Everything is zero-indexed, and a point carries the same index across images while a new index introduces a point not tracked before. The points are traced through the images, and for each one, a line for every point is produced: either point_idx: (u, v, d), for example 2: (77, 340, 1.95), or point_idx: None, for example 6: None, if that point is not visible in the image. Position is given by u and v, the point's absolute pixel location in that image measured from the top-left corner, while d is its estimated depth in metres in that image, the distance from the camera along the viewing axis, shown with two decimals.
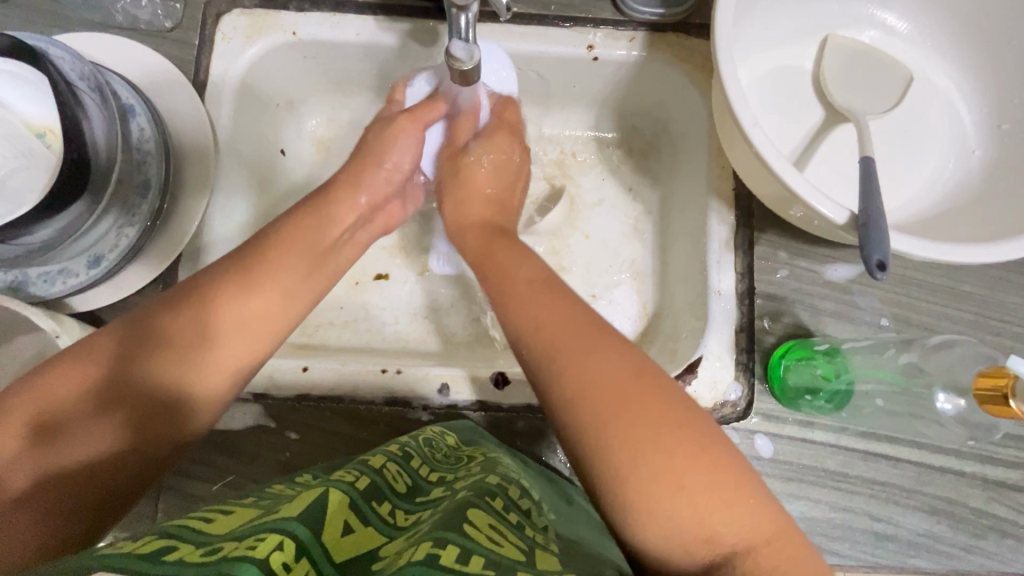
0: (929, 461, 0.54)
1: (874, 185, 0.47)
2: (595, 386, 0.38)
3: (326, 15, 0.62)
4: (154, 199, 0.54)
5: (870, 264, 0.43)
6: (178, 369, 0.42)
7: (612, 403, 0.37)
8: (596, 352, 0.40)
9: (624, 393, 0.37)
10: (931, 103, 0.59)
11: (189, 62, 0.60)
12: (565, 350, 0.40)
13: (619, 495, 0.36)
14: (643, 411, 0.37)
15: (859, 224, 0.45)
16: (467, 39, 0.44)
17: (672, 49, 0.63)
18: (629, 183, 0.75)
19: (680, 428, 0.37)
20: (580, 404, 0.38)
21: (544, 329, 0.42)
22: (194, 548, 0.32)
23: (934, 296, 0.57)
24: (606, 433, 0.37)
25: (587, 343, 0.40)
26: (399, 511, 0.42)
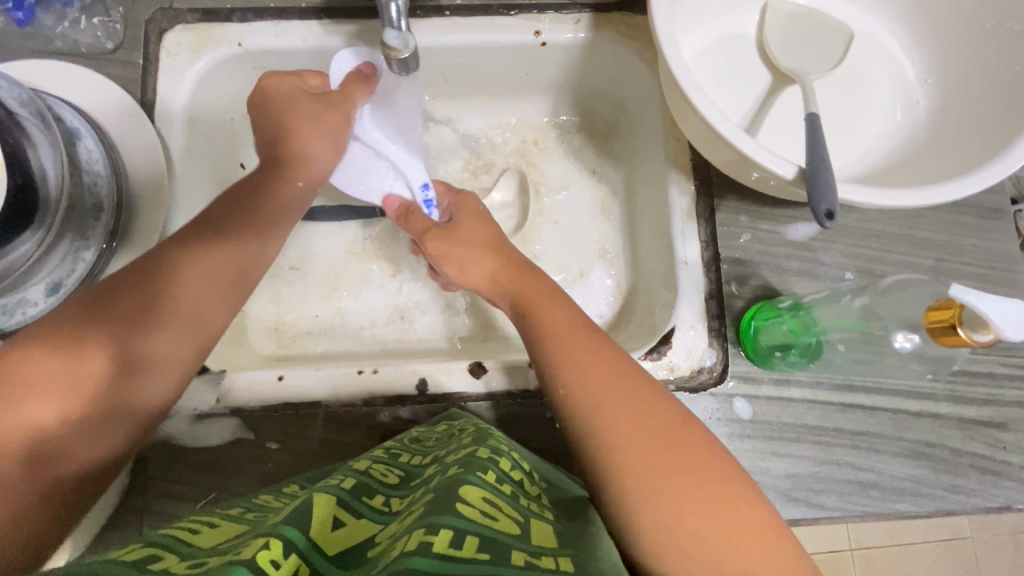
0: (904, 407, 0.56)
1: (821, 142, 0.48)
2: (648, 454, 0.41)
3: (271, 23, 0.62)
4: (108, 219, 0.53)
5: (819, 214, 0.44)
6: (166, 375, 0.47)
7: (666, 470, 0.40)
8: (648, 424, 0.43)
9: (667, 453, 0.41)
10: (874, 58, 0.61)
11: (135, 81, 0.60)
12: (618, 422, 0.43)
13: (666, 553, 0.39)
14: (686, 464, 0.41)
15: (806, 175, 0.46)
16: (400, 27, 0.45)
17: (618, 28, 0.64)
18: (592, 166, 0.76)
19: (719, 481, 0.40)
20: (624, 456, 0.41)
21: (602, 400, 0.44)
22: (180, 559, 0.32)
23: (895, 245, 0.59)
24: (658, 490, 0.40)
25: (641, 412, 0.43)
26: (393, 500, 0.42)
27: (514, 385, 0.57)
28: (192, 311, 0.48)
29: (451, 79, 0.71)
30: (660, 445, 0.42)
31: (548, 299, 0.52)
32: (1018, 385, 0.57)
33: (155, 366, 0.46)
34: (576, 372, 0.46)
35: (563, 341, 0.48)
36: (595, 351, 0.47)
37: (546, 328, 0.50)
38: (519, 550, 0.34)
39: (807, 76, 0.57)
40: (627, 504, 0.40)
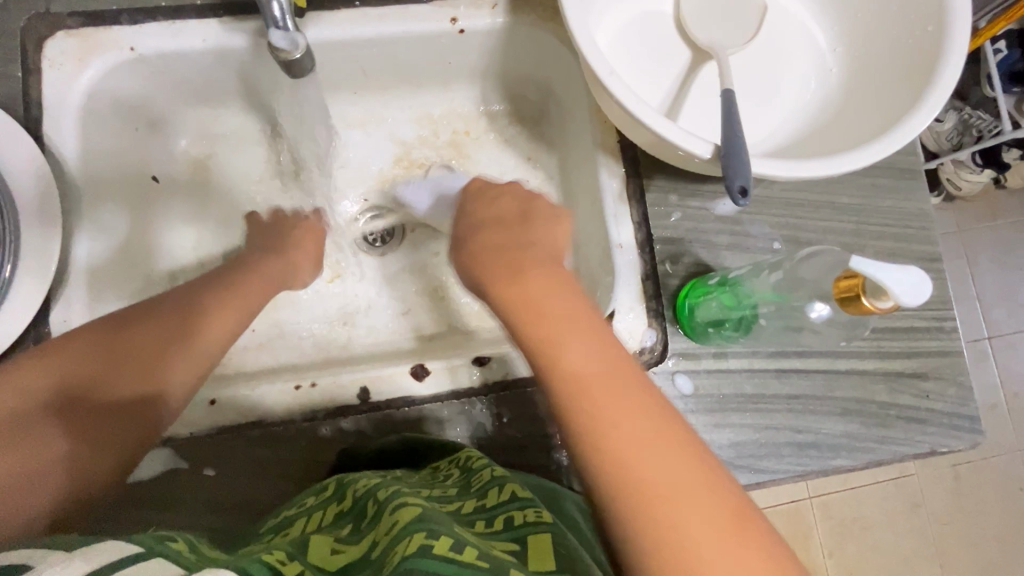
0: (834, 367, 0.58)
1: (735, 121, 0.48)
2: (640, 449, 0.36)
3: (164, 23, 0.58)
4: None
5: (734, 190, 0.44)
6: (157, 353, 0.48)
7: (663, 462, 0.36)
8: (633, 416, 0.38)
9: (637, 434, 0.37)
10: (788, 29, 0.62)
11: (16, 96, 0.55)
12: (607, 421, 0.37)
13: (665, 533, 0.34)
14: (656, 450, 0.36)
15: (722, 154, 0.46)
16: (287, 27, 0.42)
17: (536, 10, 0.62)
18: (526, 152, 0.75)
19: (695, 477, 0.35)
20: (590, 430, 0.37)
21: (588, 401, 0.38)
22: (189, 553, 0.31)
23: (818, 212, 0.60)
24: (623, 473, 0.36)
25: (622, 404, 0.38)
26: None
27: (459, 385, 0.56)
28: (184, 310, 0.51)
29: (370, 73, 0.68)
30: (630, 410, 0.38)
31: (541, 288, 0.45)
32: (936, 335, 0.60)
33: (145, 346, 0.48)
34: (563, 373, 0.40)
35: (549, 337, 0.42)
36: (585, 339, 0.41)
37: (536, 322, 0.43)
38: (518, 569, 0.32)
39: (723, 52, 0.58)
40: (634, 523, 0.34)
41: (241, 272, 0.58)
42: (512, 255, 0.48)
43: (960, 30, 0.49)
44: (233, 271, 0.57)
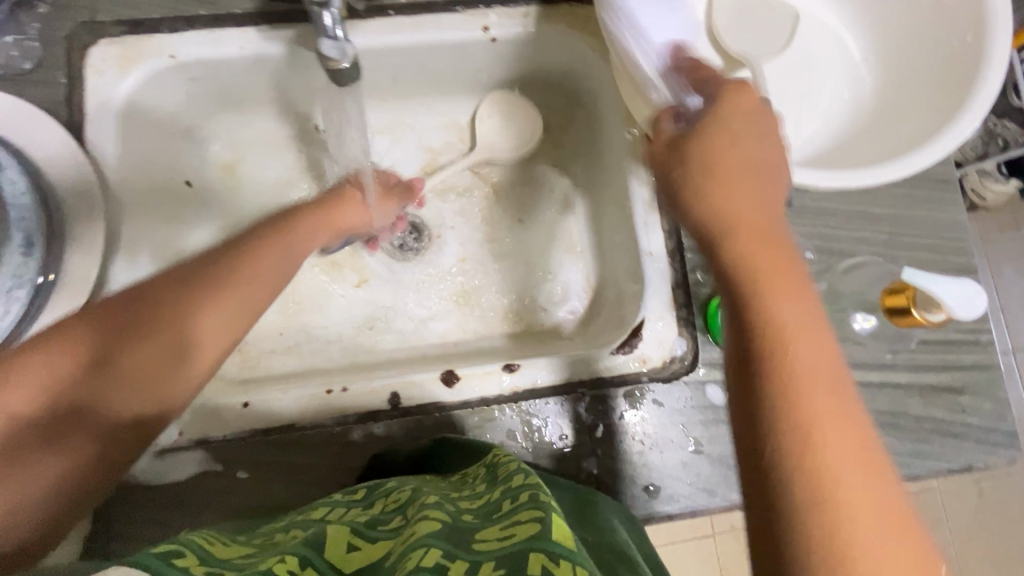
0: (867, 379, 0.57)
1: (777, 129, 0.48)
2: (847, 465, 0.30)
3: (204, 32, 0.59)
4: (39, 252, 0.50)
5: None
6: (157, 365, 0.43)
7: (855, 457, 0.30)
8: (840, 418, 0.31)
9: (827, 394, 0.31)
10: (821, 38, 0.61)
11: (60, 102, 0.56)
12: (816, 417, 0.31)
13: (838, 510, 0.28)
14: (844, 427, 0.31)
15: None
16: (337, 36, 0.43)
17: (568, 18, 0.63)
18: (553, 159, 0.75)
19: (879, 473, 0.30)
20: (780, 368, 0.32)
21: (793, 385, 0.32)
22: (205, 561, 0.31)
23: (851, 222, 0.60)
24: (805, 427, 0.30)
25: (830, 401, 0.31)
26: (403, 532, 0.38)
27: (488, 392, 0.56)
28: (198, 298, 0.45)
29: (400, 80, 0.69)
30: (821, 368, 0.32)
31: (749, 208, 0.38)
32: (973, 348, 0.59)
33: (142, 357, 0.43)
34: (777, 350, 0.33)
35: (765, 294, 0.34)
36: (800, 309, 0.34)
37: (751, 272, 0.35)
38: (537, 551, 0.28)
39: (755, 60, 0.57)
40: (819, 514, 0.29)
41: (236, 269, 0.47)
42: (724, 149, 0.40)
43: (1000, 41, 0.49)
44: (240, 253, 0.48)
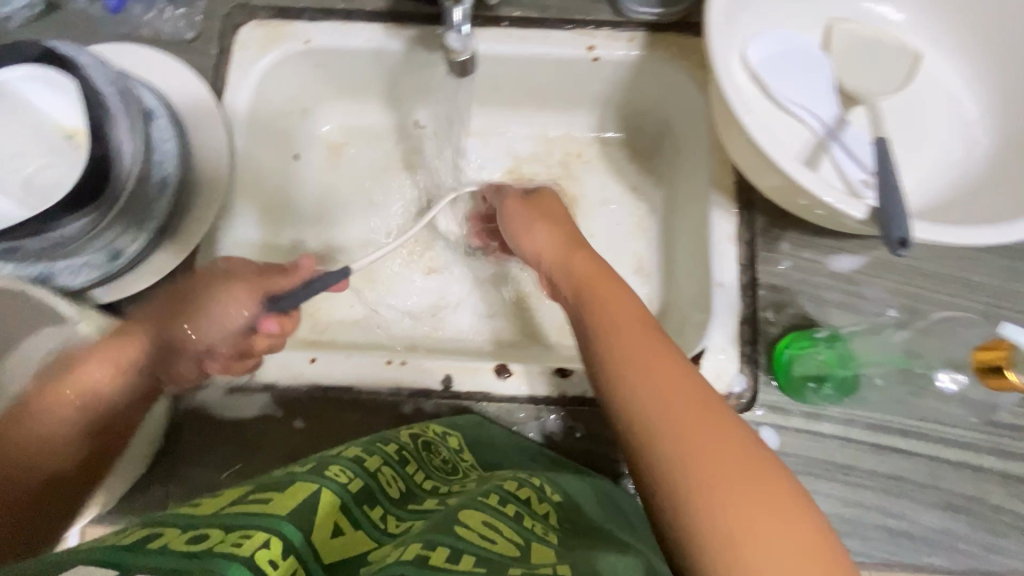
0: (941, 455, 0.53)
1: (891, 176, 0.47)
2: (710, 457, 0.36)
3: (337, 23, 0.65)
4: (171, 193, 0.56)
5: (891, 241, 0.43)
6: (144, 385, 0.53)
7: (678, 404, 0.39)
8: (741, 485, 0.35)
9: (650, 362, 0.42)
10: (935, 91, 0.59)
11: (208, 69, 0.63)
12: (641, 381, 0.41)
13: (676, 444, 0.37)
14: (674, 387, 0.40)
15: (879, 214, 0.45)
16: (462, 32, 0.47)
17: (671, 47, 0.65)
18: (633, 183, 0.76)
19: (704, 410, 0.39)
20: (616, 356, 0.43)
21: (676, 441, 0.37)
22: (180, 532, 0.29)
23: (944, 286, 0.56)
24: (638, 386, 0.41)
25: (727, 472, 0.36)
26: (391, 517, 0.38)
27: (538, 392, 0.57)
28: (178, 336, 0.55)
29: (501, 88, 0.73)
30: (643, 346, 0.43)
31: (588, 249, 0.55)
32: None
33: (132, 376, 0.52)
34: (651, 434, 0.38)
35: (612, 337, 0.45)
36: (682, 405, 0.39)
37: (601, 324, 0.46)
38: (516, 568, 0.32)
39: (871, 97, 0.57)
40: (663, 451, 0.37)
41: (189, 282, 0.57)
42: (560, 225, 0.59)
43: None
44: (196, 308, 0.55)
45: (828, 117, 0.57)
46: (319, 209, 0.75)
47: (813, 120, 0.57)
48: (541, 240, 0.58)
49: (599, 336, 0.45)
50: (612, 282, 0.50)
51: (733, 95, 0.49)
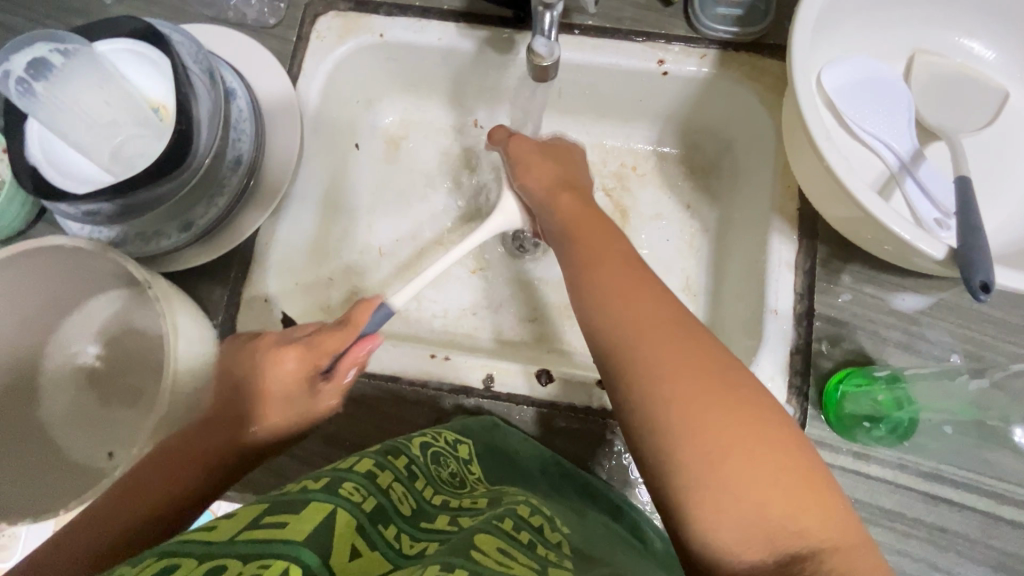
0: (997, 512, 0.51)
1: (975, 217, 0.45)
2: (696, 387, 0.40)
3: (412, 20, 0.67)
4: (243, 173, 0.58)
5: (972, 284, 0.42)
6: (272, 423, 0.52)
7: (664, 342, 0.43)
8: (725, 406, 0.39)
9: (635, 302, 0.46)
10: (1021, 133, 0.57)
11: (286, 54, 0.65)
12: (628, 318, 0.45)
13: (660, 376, 0.41)
14: (662, 326, 0.44)
15: (958, 257, 0.44)
16: (549, 37, 0.48)
17: (744, 67, 0.64)
18: (687, 200, 0.75)
19: (692, 346, 0.42)
20: (601, 299, 0.47)
21: (654, 374, 0.41)
22: (198, 563, 0.30)
23: (1014, 336, 0.54)
24: (627, 327, 0.44)
25: (712, 397, 0.39)
26: (404, 537, 0.38)
27: (577, 400, 0.57)
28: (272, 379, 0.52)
29: (566, 95, 0.73)
30: (632, 290, 0.47)
31: (592, 211, 0.56)
32: None
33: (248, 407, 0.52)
34: (639, 366, 0.42)
35: (602, 280, 0.48)
36: (684, 350, 0.42)
37: (587, 272, 0.50)
38: None
39: (954, 134, 0.55)
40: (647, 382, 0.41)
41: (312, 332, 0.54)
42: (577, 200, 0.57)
43: None
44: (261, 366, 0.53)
45: (903, 150, 0.55)
46: (373, 199, 0.77)
47: (887, 152, 0.56)
48: (541, 175, 0.59)
49: (588, 279, 0.49)
50: (614, 238, 0.53)
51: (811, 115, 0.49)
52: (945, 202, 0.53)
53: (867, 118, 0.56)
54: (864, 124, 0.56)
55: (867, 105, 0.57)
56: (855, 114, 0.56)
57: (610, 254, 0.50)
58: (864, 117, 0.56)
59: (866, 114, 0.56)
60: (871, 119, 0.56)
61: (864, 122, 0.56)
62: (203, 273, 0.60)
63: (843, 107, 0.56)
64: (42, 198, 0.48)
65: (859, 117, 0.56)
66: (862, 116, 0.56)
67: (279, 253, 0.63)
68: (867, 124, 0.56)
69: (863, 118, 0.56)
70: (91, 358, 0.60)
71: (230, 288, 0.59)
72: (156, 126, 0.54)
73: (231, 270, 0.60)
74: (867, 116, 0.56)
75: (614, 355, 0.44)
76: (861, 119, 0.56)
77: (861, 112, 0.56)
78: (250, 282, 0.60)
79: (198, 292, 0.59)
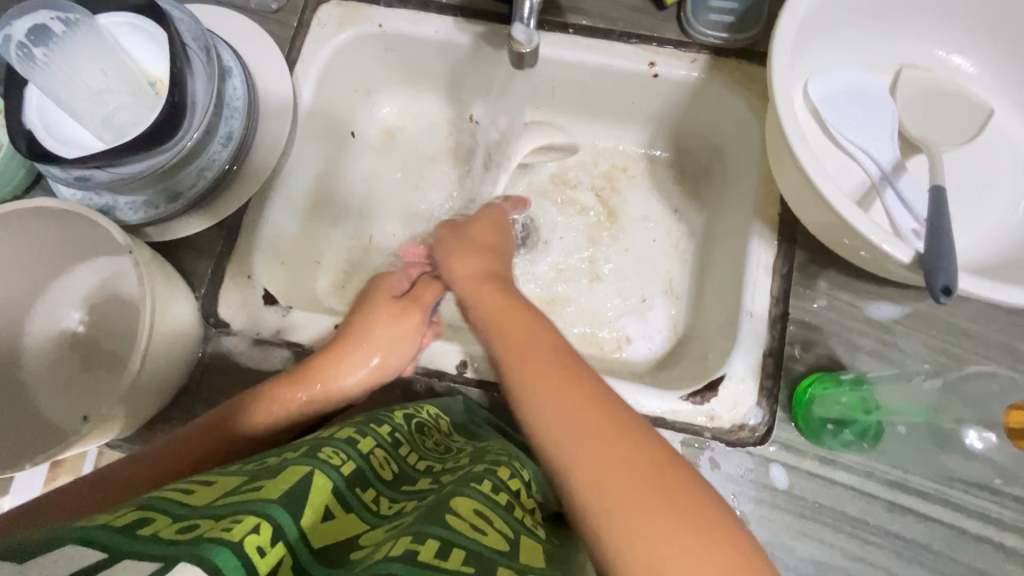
0: (962, 525, 0.50)
1: (945, 225, 0.46)
2: (613, 466, 0.38)
3: (410, 12, 0.68)
4: (232, 149, 0.59)
5: (934, 287, 0.42)
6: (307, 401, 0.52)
7: (583, 418, 0.41)
8: (642, 486, 0.37)
9: (550, 378, 0.44)
10: (1002, 149, 0.57)
11: (286, 39, 0.67)
12: (544, 392, 0.43)
13: (576, 455, 0.39)
14: (580, 401, 0.42)
15: (925, 262, 0.44)
16: (528, 25, 0.49)
17: (733, 73, 0.64)
18: (675, 204, 0.76)
19: (608, 422, 0.40)
20: (517, 375, 0.46)
21: (572, 450, 0.39)
22: (172, 521, 0.30)
23: (987, 350, 0.54)
24: (542, 403, 0.43)
25: (628, 478, 0.37)
26: (383, 499, 0.40)
27: None
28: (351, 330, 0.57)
29: (559, 94, 0.74)
30: (550, 364, 0.46)
31: (504, 289, 0.57)
32: None
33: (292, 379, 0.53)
34: (558, 446, 0.40)
35: (515, 355, 0.48)
36: (600, 426, 0.40)
37: (505, 347, 0.49)
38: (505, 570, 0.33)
39: (934, 146, 0.56)
40: (565, 460, 0.39)
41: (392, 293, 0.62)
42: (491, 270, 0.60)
43: None
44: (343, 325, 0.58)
45: (885, 160, 0.56)
46: (365, 187, 0.78)
47: (869, 161, 0.56)
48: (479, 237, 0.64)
49: (504, 354, 0.49)
50: (527, 311, 0.53)
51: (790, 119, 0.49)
52: (923, 213, 0.53)
53: (850, 127, 0.57)
54: (847, 132, 0.56)
55: (850, 114, 0.57)
56: (838, 123, 0.57)
57: (523, 325, 0.51)
58: (847, 125, 0.57)
59: (849, 123, 0.57)
60: (854, 128, 0.57)
61: (847, 131, 0.56)
62: (189, 246, 0.61)
63: (827, 115, 0.57)
64: (35, 159, 0.50)
65: (843, 125, 0.57)
66: (846, 125, 0.57)
67: (266, 232, 0.64)
68: (850, 132, 0.56)
69: (847, 126, 0.57)
70: (75, 324, 0.60)
71: (215, 262, 0.60)
72: (151, 99, 0.55)
73: (217, 245, 0.61)
74: (850, 124, 0.57)
75: (534, 433, 0.42)
76: (844, 127, 0.57)
77: (845, 121, 0.57)
78: (235, 257, 0.61)
79: (183, 264, 0.60)
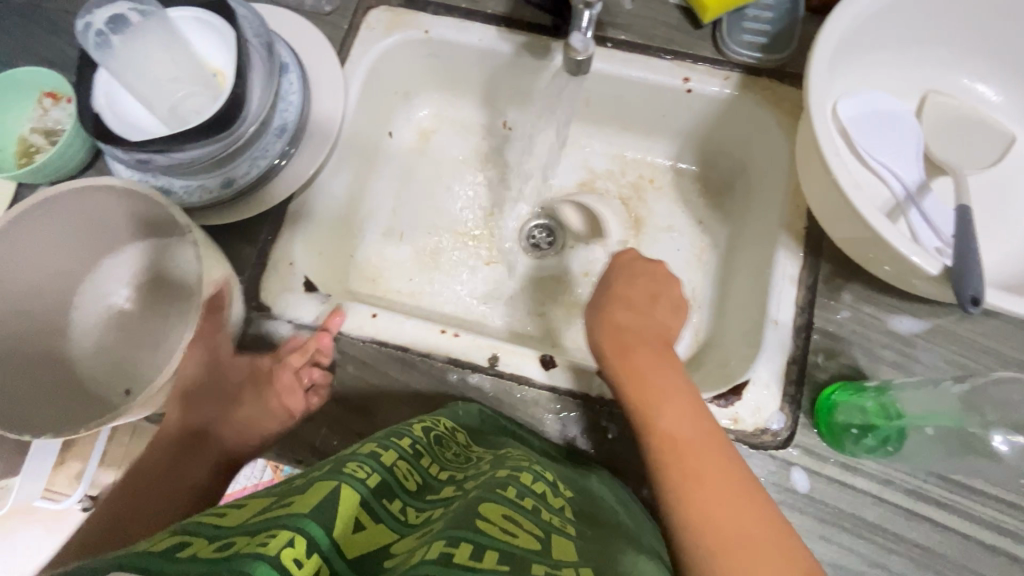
0: (977, 535, 0.52)
1: (972, 242, 0.48)
2: (721, 500, 0.45)
3: (456, 20, 0.71)
4: (285, 141, 0.63)
5: (962, 298, 0.45)
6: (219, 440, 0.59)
7: (701, 458, 0.47)
8: (741, 518, 0.44)
9: (677, 417, 0.50)
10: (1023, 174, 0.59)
11: (337, 40, 0.70)
12: (667, 429, 0.49)
13: (686, 486, 0.46)
14: (696, 440, 0.48)
15: (953, 275, 0.46)
16: (585, 34, 0.52)
17: (764, 92, 0.67)
18: (699, 216, 0.79)
19: (714, 460, 0.47)
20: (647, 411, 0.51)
21: (684, 484, 0.46)
22: (208, 542, 0.30)
23: (1005, 366, 0.56)
24: (667, 442, 0.49)
25: (732, 513, 0.44)
26: (410, 509, 0.40)
27: (577, 387, 0.59)
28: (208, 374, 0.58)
29: (593, 104, 0.76)
30: (674, 401, 0.51)
31: (642, 320, 0.58)
32: None
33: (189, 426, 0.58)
34: (679, 479, 0.47)
35: (640, 393, 0.52)
36: (712, 465, 0.47)
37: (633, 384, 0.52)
38: (539, 564, 0.33)
39: (958, 168, 0.58)
40: (679, 493, 0.46)
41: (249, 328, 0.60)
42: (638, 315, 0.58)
43: None
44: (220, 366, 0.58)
45: (910, 180, 0.58)
46: (399, 185, 0.80)
47: (895, 180, 0.58)
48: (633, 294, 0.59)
49: (631, 391, 0.52)
50: (660, 350, 0.55)
51: (825, 136, 0.52)
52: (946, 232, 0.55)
53: (878, 147, 0.59)
54: (875, 152, 0.59)
55: (878, 134, 0.60)
56: (867, 143, 0.59)
57: (657, 364, 0.53)
58: (875, 145, 0.59)
59: (877, 143, 0.59)
60: (882, 148, 0.59)
61: (874, 151, 0.59)
62: (235, 231, 0.63)
63: (856, 135, 0.59)
64: (100, 142, 0.52)
65: (871, 145, 0.59)
66: (874, 146, 0.59)
67: (308, 223, 0.67)
68: (878, 152, 0.59)
69: (874, 146, 0.59)
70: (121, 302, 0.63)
71: (259, 249, 0.63)
72: (211, 85, 0.58)
73: (262, 232, 0.63)
74: (878, 145, 0.59)
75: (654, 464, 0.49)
76: (873, 148, 0.59)
77: (873, 141, 0.59)
78: (279, 244, 0.63)
79: (228, 249, 0.63)
